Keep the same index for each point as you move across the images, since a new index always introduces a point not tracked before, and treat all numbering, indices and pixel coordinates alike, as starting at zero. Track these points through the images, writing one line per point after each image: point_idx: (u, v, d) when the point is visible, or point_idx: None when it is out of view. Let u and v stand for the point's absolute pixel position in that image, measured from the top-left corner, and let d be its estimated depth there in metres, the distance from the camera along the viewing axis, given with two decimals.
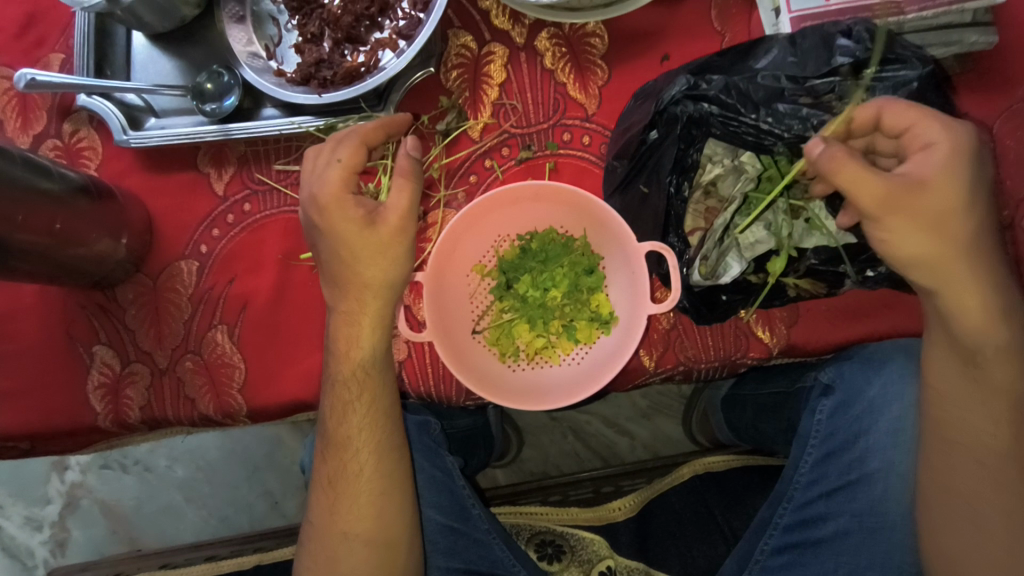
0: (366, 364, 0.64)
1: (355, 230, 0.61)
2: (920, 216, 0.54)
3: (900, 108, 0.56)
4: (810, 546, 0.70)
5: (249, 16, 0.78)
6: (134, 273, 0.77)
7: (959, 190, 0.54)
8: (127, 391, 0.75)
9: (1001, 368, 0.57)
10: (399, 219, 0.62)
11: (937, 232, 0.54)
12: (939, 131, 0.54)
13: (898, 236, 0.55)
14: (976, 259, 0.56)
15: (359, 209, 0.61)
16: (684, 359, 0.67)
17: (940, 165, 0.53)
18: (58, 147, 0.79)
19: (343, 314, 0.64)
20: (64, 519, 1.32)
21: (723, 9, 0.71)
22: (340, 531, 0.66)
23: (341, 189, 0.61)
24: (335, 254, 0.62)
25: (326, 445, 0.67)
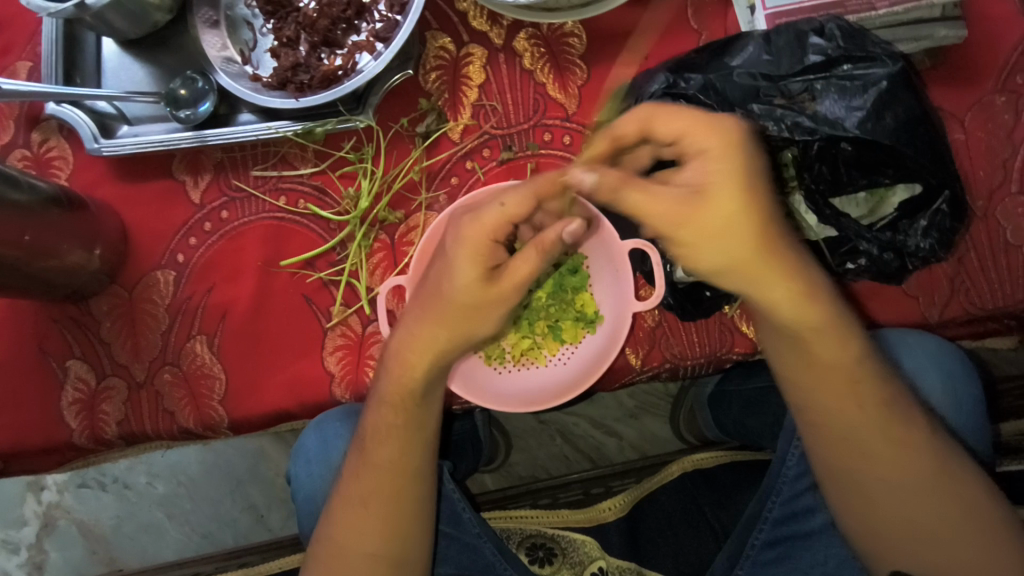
0: (415, 395, 0.63)
1: (474, 284, 0.58)
2: (722, 221, 0.51)
3: (663, 116, 0.52)
4: (800, 538, 0.71)
5: (223, 21, 0.76)
6: (109, 284, 0.75)
7: (751, 187, 0.50)
8: (103, 406, 0.73)
9: (831, 350, 0.58)
10: (512, 288, 0.59)
11: (733, 239, 0.51)
12: (706, 134, 0.51)
13: (702, 248, 0.51)
14: (779, 258, 0.53)
15: (486, 262, 0.57)
16: (670, 357, 0.67)
17: (720, 171, 0.50)
18: (27, 157, 0.77)
19: (410, 340, 0.61)
20: (40, 541, 1.28)
21: (699, 7, 0.71)
22: (365, 552, 0.64)
23: (487, 235, 0.57)
24: (440, 292, 0.59)
25: (359, 464, 0.65)
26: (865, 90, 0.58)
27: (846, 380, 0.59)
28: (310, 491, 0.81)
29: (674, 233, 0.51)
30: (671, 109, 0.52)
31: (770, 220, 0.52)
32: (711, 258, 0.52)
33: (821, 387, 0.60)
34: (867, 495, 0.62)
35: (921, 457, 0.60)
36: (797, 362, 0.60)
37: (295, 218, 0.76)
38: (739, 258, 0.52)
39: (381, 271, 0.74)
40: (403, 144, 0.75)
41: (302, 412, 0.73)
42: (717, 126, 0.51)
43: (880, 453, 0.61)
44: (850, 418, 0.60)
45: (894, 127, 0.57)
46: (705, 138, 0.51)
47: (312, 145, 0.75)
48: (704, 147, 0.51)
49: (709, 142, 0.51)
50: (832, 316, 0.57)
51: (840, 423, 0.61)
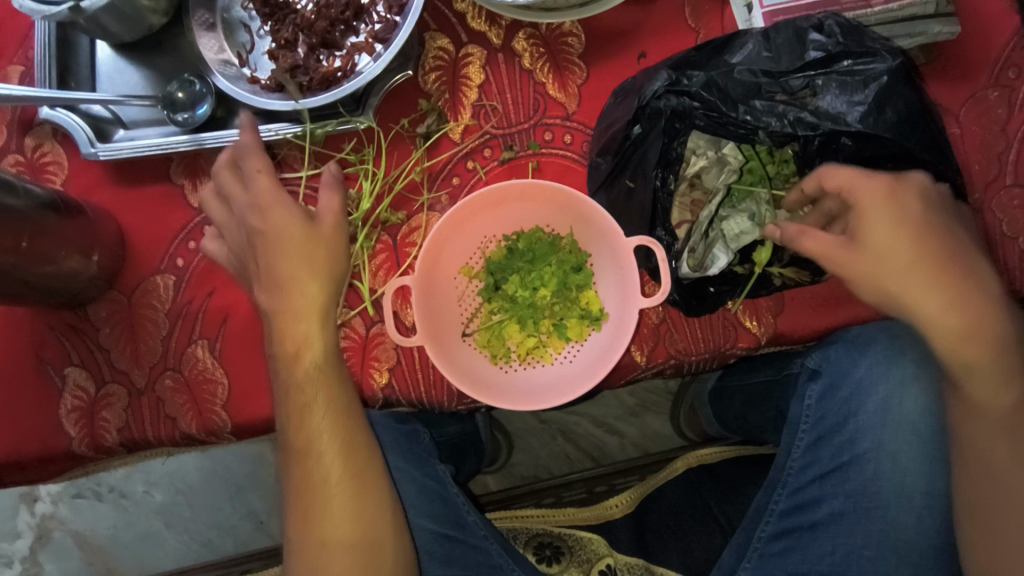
0: (318, 363, 0.64)
1: (297, 229, 0.65)
2: (875, 263, 0.57)
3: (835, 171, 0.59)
4: (806, 530, 0.71)
5: (219, 24, 0.76)
6: (107, 290, 0.75)
7: (931, 236, 0.57)
8: (103, 413, 0.72)
9: (988, 391, 0.58)
10: (336, 219, 0.67)
11: (887, 272, 0.57)
12: (863, 187, 0.58)
13: (875, 280, 0.58)
14: (953, 282, 0.57)
15: (298, 210, 0.66)
16: (675, 353, 0.67)
17: (873, 219, 0.58)
18: (21, 162, 0.76)
19: (287, 313, 0.64)
20: (35, 553, 1.26)
21: (696, 6, 0.72)
22: (317, 541, 0.63)
23: (275, 190, 0.65)
24: (275, 253, 0.64)
25: (291, 451, 0.64)
26: (865, 85, 0.59)
27: (998, 422, 0.58)
28: None
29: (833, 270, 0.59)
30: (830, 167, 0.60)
31: (925, 261, 0.57)
32: (922, 301, 0.57)
33: (970, 425, 0.60)
34: (1003, 535, 0.60)
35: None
36: (1007, 402, 0.57)
37: None
38: (935, 300, 0.57)
39: (384, 272, 0.73)
40: (404, 145, 0.74)
41: None
42: (871, 179, 0.58)
43: (1020, 492, 0.59)
44: (996, 460, 0.59)
45: (895, 121, 0.58)
46: (852, 191, 0.58)
47: (312, 147, 0.74)
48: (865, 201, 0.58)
49: (855, 193, 0.58)
50: (992, 351, 0.56)
51: (984, 463, 0.60)
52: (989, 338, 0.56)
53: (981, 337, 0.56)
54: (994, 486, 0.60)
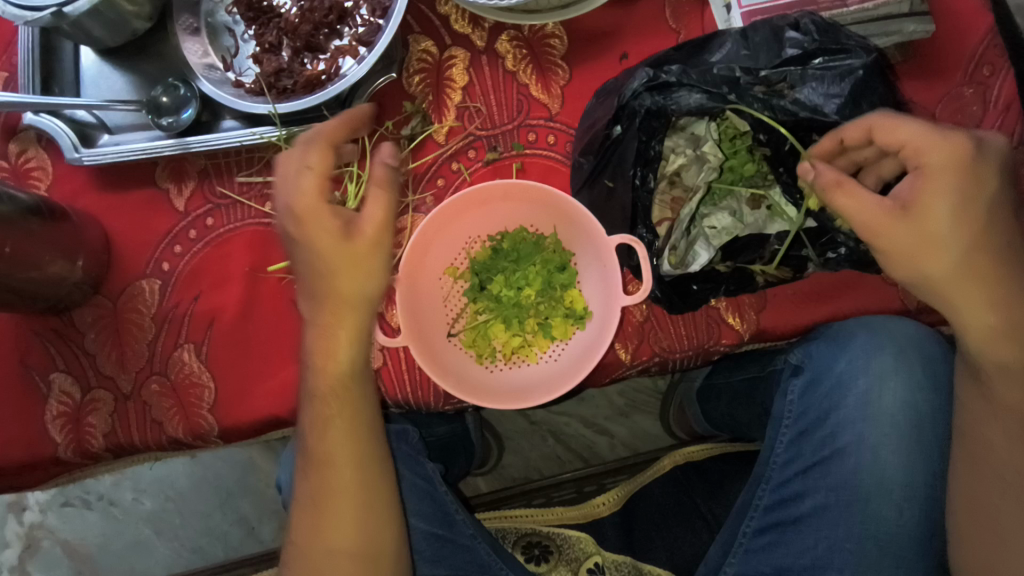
0: (344, 376, 0.63)
1: (331, 244, 0.58)
2: (920, 233, 0.54)
3: (887, 127, 0.56)
4: (790, 524, 0.72)
5: (203, 28, 0.76)
6: (92, 295, 0.74)
7: (981, 213, 0.54)
8: (89, 419, 0.72)
9: (1015, 387, 0.59)
10: (377, 231, 0.59)
11: (935, 242, 0.54)
12: (930, 150, 0.54)
13: (909, 249, 0.55)
14: (984, 267, 0.56)
15: (336, 219, 0.58)
16: (659, 350, 0.68)
17: (933, 190, 0.54)
18: (5, 168, 0.76)
19: (321, 327, 0.61)
20: (24, 563, 1.25)
21: (676, 7, 0.73)
22: (328, 549, 0.64)
23: (316, 198, 0.57)
24: (319, 265, 0.59)
25: (308, 460, 0.65)
26: (841, 79, 0.60)
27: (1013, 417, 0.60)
28: None
29: (869, 235, 0.55)
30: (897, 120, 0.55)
31: (975, 240, 0.55)
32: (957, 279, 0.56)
33: (1001, 421, 0.61)
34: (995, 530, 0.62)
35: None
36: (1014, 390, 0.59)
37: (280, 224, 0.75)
38: (963, 279, 0.56)
39: None
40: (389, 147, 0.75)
41: (294, 418, 0.73)
42: (949, 142, 0.53)
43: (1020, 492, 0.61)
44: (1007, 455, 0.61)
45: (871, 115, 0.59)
46: (927, 153, 0.54)
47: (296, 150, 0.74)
48: (934, 166, 0.54)
49: (930, 156, 0.54)
50: (1019, 346, 0.57)
51: (989, 460, 0.62)
52: (1010, 331, 0.57)
53: (1013, 329, 0.57)
54: (997, 481, 0.62)
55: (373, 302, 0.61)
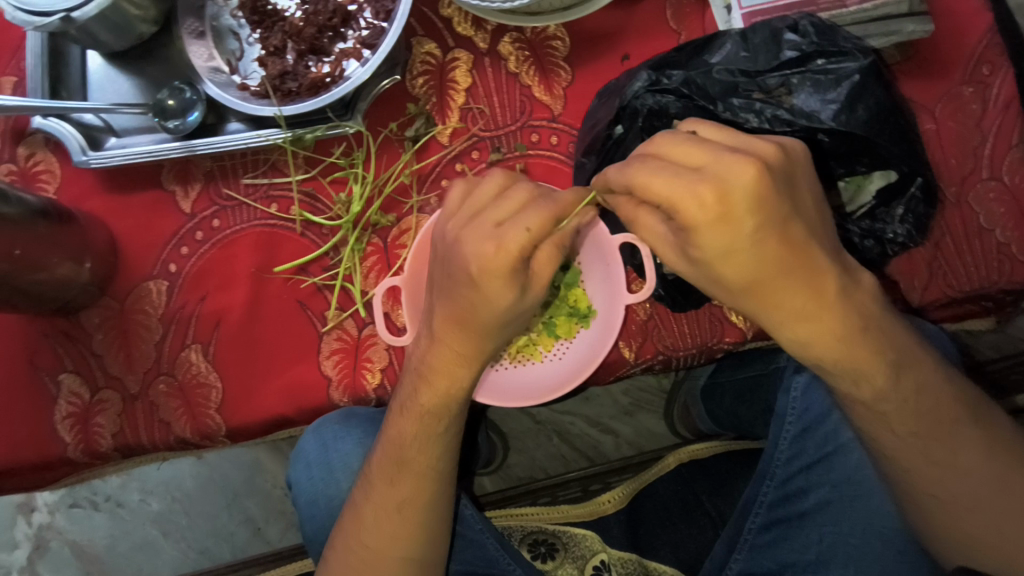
0: (450, 402, 0.64)
1: (502, 303, 0.57)
2: (725, 260, 0.50)
3: (668, 156, 0.49)
4: (795, 520, 0.72)
5: (208, 32, 0.77)
6: (100, 296, 0.75)
7: (755, 236, 0.48)
8: (97, 419, 0.72)
9: (863, 384, 0.57)
10: (539, 262, 0.58)
11: (730, 261, 0.50)
12: (695, 188, 0.47)
13: (723, 287, 0.53)
14: (793, 274, 0.51)
15: (518, 282, 0.56)
16: (663, 349, 0.68)
17: (701, 239, 0.49)
18: (14, 171, 0.77)
19: (448, 352, 0.62)
20: (32, 564, 1.26)
21: (677, 8, 0.73)
22: (399, 556, 0.65)
23: (513, 260, 0.54)
24: (465, 273, 0.56)
25: (396, 469, 0.65)
26: (838, 84, 0.59)
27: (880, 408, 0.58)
28: (313, 495, 0.80)
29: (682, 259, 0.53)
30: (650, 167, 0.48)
31: (760, 275, 0.51)
32: (783, 314, 0.53)
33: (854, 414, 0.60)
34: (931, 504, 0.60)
35: (970, 464, 0.58)
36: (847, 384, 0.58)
37: (287, 225, 0.76)
38: (784, 302, 0.52)
39: (374, 274, 0.74)
40: (393, 149, 0.76)
41: (301, 417, 0.73)
42: (699, 181, 0.47)
43: (922, 468, 0.59)
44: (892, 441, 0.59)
45: (866, 119, 0.59)
46: (678, 205, 0.47)
47: (302, 152, 0.75)
48: (714, 208, 0.47)
49: (684, 208, 0.47)
50: (870, 348, 0.55)
51: (885, 449, 0.60)
52: (872, 339, 0.55)
53: (839, 335, 0.54)
54: (899, 466, 0.60)
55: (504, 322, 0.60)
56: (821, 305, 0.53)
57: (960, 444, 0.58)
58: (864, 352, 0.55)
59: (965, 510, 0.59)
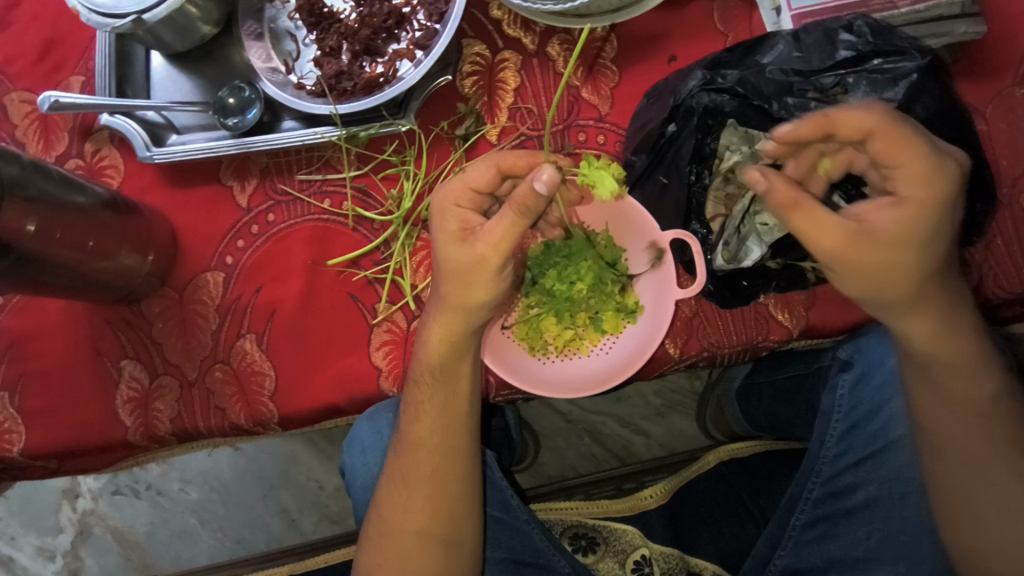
0: (434, 369, 0.66)
1: (451, 248, 0.60)
2: (881, 251, 0.53)
3: (867, 133, 0.54)
4: (842, 517, 0.73)
5: (267, 33, 0.80)
6: (159, 286, 0.78)
7: (919, 236, 0.53)
8: (156, 404, 0.75)
9: (957, 379, 0.61)
10: (488, 250, 0.59)
11: (877, 259, 0.54)
12: (919, 179, 0.53)
13: (851, 276, 0.55)
14: (935, 280, 0.56)
15: (458, 225, 0.61)
16: (708, 345, 0.69)
17: (896, 220, 0.53)
18: (81, 166, 0.81)
19: (429, 316, 0.66)
20: (76, 548, 1.30)
21: (725, 11, 0.74)
22: (412, 531, 0.68)
23: (453, 199, 0.62)
24: (436, 263, 0.63)
25: (400, 443, 0.70)
26: (895, 83, 0.60)
27: (969, 412, 0.62)
28: (364, 480, 0.84)
29: (833, 255, 0.54)
30: (850, 119, 0.55)
31: (922, 263, 0.54)
32: (899, 308, 0.57)
33: (938, 409, 0.63)
34: (976, 518, 0.63)
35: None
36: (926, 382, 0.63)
37: (339, 220, 0.79)
38: (898, 300, 0.56)
39: (423, 269, 0.77)
40: (443, 147, 0.78)
41: (350, 406, 0.75)
42: (930, 162, 0.53)
43: (999, 477, 0.62)
44: (974, 450, 0.62)
45: (925, 118, 0.60)
46: (908, 174, 0.53)
47: (355, 149, 0.78)
48: (913, 196, 0.53)
49: (907, 176, 0.53)
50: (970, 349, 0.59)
51: (952, 450, 0.63)
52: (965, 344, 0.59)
53: (949, 333, 0.58)
54: (974, 474, 0.63)
55: (481, 312, 0.63)
56: (936, 312, 0.57)
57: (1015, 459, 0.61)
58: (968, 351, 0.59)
59: (999, 521, 0.62)
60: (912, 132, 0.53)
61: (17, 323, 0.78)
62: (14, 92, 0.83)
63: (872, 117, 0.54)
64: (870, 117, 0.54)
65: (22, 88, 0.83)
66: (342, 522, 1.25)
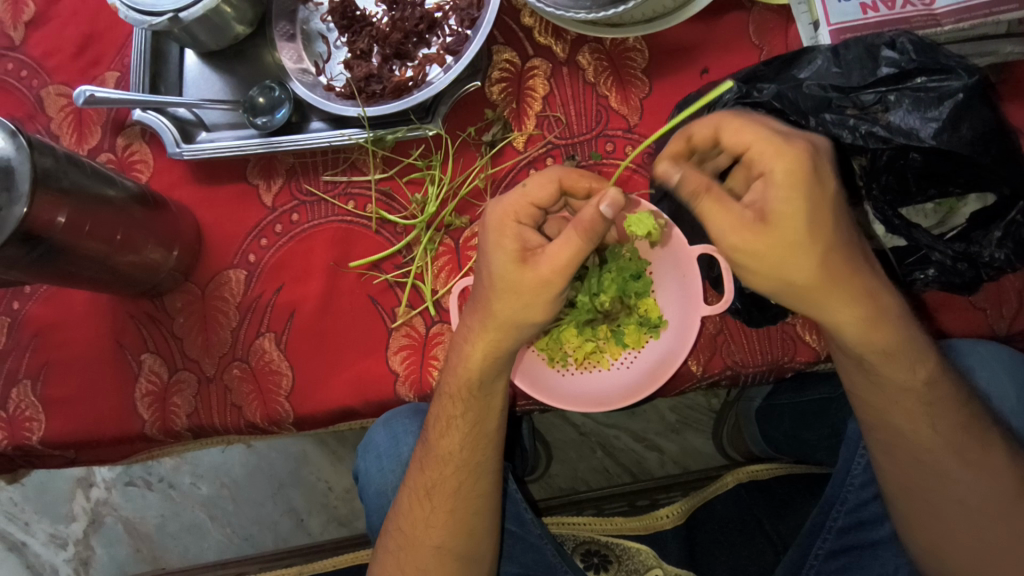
0: (472, 386, 0.65)
1: (511, 266, 0.58)
2: (775, 245, 0.52)
3: (730, 128, 0.54)
4: (868, 547, 0.72)
5: (299, 35, 0.81)
6: (182, 281, 0.78)
7: (809, 210, 0.51)
8: (174, 399, 0.76)
9: (898, 370, 0.59)
10: (554, 274, 0.57)
11: (768, 251, 0.53)
12: (773, 154, 0.52)
13: (763, 271, 0.54)
14: (844, 265, 0.54)
15: (518, 244, 0.59)
16: (731, 364, 0.67)
17: (780, 198, 0.51)
18: (112, 159, 0.82)
19: (464, 330, 0.64)
20: (87, 537, 1.31)
21: (760, 24, 0.73)
22: (432, 546, 0.67)
23: (513, 216, 0.60)
24: (488, 279, 0.60)
25: (425, 455, 0.69)
26: (940, 102, 0.58)
27: (915, 402, 0.60)
28: (380, 484, 0.83)
29: (732, 249, 0.54)
30: (730, 119, 0.55)
31: (834, 240, 0.53)
32: (814, 298, 0.55)
33: (887, 406, 0.61)
34: (935, 514, 0.63)
35: (988, 472, 0.61)
36: (872, 379, 0.60)
37: (362, 222, 0.78)
38: (817, 288, 0.54)
39: (445, 274, 0.76)
40: (469, 153, 0.78)
41: (366, 409, 0.74)
42: (781, 146, 0.52)
43: (955, 470, 0.61)
44: (927, 444, 0.61)
45: (972, 139, 0.57)
46: (765, 158, 0.52)
47: (381, 152, 0.78)
48: (785, 175, 0.51)
49: (768, 159, 0.52)
50: (899, 332, 0.57)
51: (912, 447, 0.62)
52: (893, 326, 0.57)
53: (876, 320, 0.57)
54: (929, 470, 0.62)
55: (505, 323, 0.61)
56: (857, 297, 0.55)
57: (969, 448, 0.61)
58: (899, 335, 0.57)
59: (962, 515, 0.62)
60: (754, 120, 0.54)
61: (43, 312, 0.79)
62: (51, 86, 0.84)
63: (742, 118, 0.55)
64: (741, 120, 0.54)
65: (58, 82, 0.84)
66: (350, 524, 1.24)
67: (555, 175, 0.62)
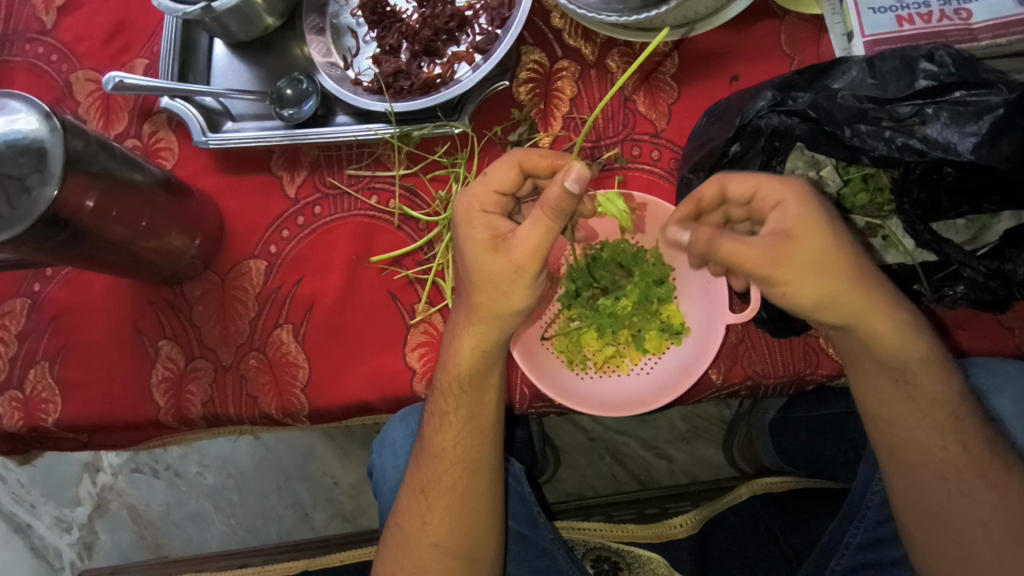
0: (462, 381, 0.64)
1: (490, 258, 0.58)
2: (800, 258, 0.53)
3: (738, 179, 0.57)
4: (888, 565, 0.70)
5: (328, 28, 0.81)
6: (202, 270, 0.78)
7: (831, 227, 0.54)
8: (189, 386, 0.75)
9: (928, 379, 0.59)
10: (526, 258, 0.56)
11: (795, 266, 0.53)
12: (780, 188, 0.55)
13: (794, 286, 0.54)
14: (870, 277, 0.56)
15: (491, 233, 0.59)
16: (753, 374, 0.67)
17: (800, 216, 0.54)
18: (137, 146, 0.82)
19: (455, 323, 0.64)
20: (92, 522, 1.31)
21: (792, 34, 0.73)
22: (429, 544, 0.67)
23: (478, 207, 0.60)
24: (467, 271, 0.60)
25: (423, 452, 0.69)
26: (978, 118, 0.57)
27: (941, 415, 0.60)
28: (392, 481, 0.83)
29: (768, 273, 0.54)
30: (733, 176, 0.58)
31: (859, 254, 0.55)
32: (847, 310, 0.55)
33: (911, 422, 0.61)
34: (958, 542, 0.61)
35: (1011, 494, 0.60)
36: (899, 394, 0.61)
37: (384, 217, 0.78)
38: (847, 298, 0.55)
39: None
40: (494, 151, 0.77)
41: (381, 405, 0.74)
42: (785, 184, 0.55)
43: (979, 491, 0.60)
44: (951, 460, 0.61)
45: (1011, 154, 0.56)
46: (776, 193, 0.55)
47: (407, 148, 0.78)
48: (800, 202, 0.54)
49: (781, 192, 0.55)
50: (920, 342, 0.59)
51: (933, 466, 0.61)
52: (924, 339, 0.59)
53: (905, 330, 0.58)
54: (947, 488, 0.61)
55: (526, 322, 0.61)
56: (887, 310, 0.56)
57: (989, 467, 0.60)
58: (921, 347, 0.59)
59: (985, 540, 0.60)
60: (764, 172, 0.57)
61: (63, 295, 0.79)
62: (80, 71, 0.85)
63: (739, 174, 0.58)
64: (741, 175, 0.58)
65: (87, 67, 0.85)
66: (355, 520, 1.24)
67: (506, 160, 0.61)
